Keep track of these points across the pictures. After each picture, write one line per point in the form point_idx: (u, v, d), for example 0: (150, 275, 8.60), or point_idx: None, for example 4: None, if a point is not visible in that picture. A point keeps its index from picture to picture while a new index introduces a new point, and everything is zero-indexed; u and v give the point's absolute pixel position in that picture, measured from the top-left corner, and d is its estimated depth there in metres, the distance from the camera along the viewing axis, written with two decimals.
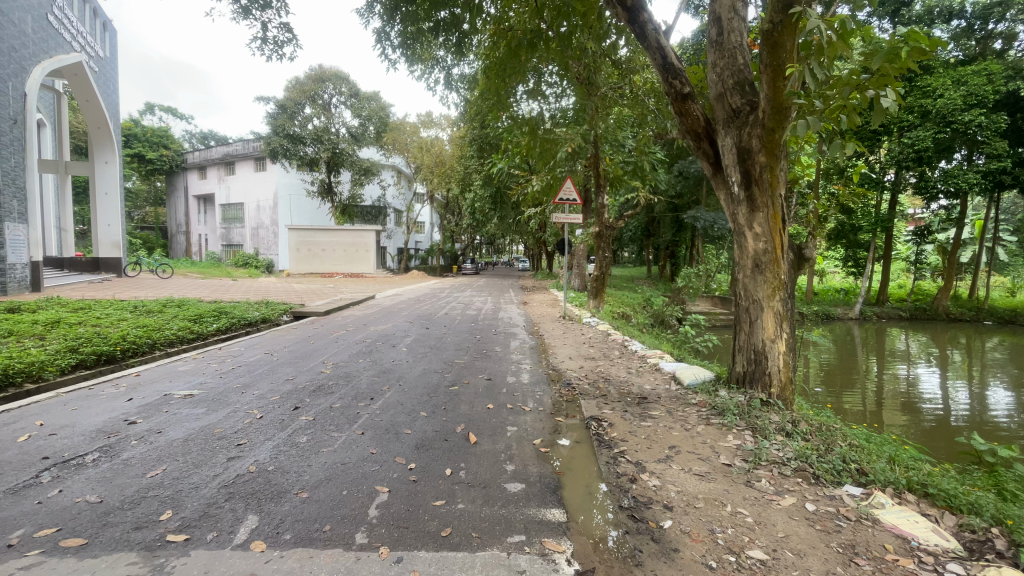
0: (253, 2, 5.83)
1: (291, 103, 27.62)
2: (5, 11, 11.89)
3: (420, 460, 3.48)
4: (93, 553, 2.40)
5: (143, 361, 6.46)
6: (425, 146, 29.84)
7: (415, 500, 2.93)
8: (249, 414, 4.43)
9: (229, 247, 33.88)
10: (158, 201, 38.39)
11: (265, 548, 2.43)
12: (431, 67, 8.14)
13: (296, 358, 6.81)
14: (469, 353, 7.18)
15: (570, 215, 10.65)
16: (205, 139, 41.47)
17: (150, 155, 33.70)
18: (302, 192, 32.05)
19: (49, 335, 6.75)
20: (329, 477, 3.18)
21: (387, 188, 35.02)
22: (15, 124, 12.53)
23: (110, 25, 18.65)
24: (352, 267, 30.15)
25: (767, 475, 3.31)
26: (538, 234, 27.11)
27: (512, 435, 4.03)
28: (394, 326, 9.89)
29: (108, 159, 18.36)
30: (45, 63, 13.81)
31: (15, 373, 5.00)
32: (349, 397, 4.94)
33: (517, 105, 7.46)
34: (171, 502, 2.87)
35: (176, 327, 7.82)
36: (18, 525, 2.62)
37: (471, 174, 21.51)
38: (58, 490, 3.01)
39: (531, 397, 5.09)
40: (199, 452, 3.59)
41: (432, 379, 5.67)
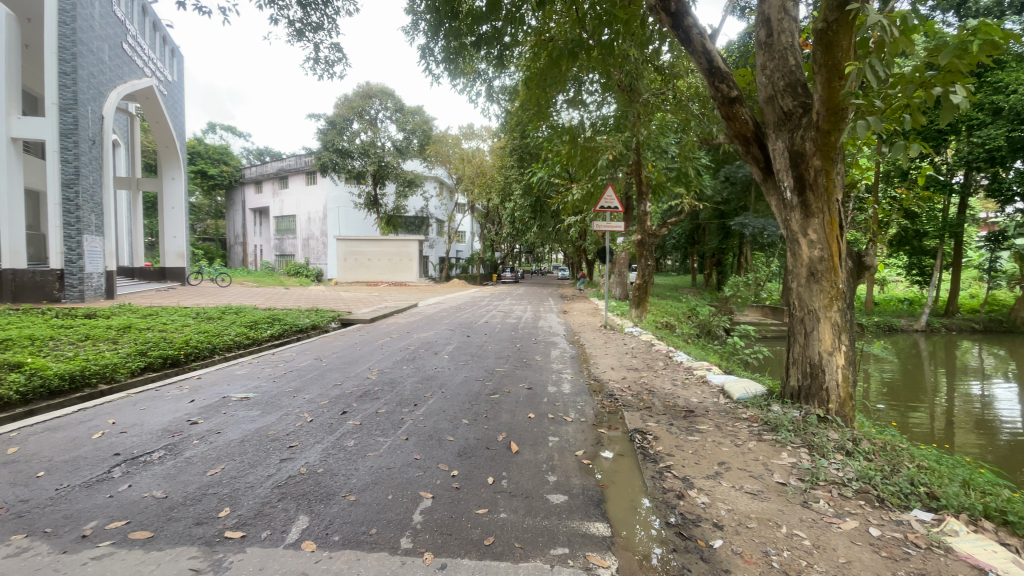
0: (306, 25, 6.16)
1: (339, 119, 28.86)
2: (85, 40, 13.02)
3: (462, 468, 3.50)
4: (159, 546, 2.54)
5: (203, 364, 6.86)
6: (467, 157, 30.35)
7: (459, 507, 2.94)
8: (300, 417, 4.61)
9: (281, 257, 35.54)
10: (218, 214, 40.89)
11: (315, 549, 2.50)
12: (473, 80, 8.32)
13: (342, 364, 7.02)
14: (510, 362, 7.17)
15: (611, 223, 10.50)
16: (261, 155, 43.73)
17: (212, 171, 35.97)
18: (349, 203, 33.25)
19: (122, 339, 7.29)
20: (375, 481, 3.26)
21: (430, 198, 35.77)
22: (94, 144, 13.58)
23: (178, 52, 20.11)
24: (396, 276, 30.96)
25: (825, 496, 3.12)
26: (579, 243, 27.00)
27: (554, 445, 3.98)
28: (436, 333, 10.04)
29: (175, 177, 19.68)
30: (120, 88, 15.01)
31: (90, 374, 5.42)
32: (393, 403, 5.05)
33: (557, 114, 7.51)
34: (229, 500, 3.02)
35: (233, 333, 8.25)
36: (91, 517, 2.82)
37: (511, 184, 21.68)
38: (127, 485, 3.23)
39: (572, 407, 5.03)
40: (254, 453, 3.76)
41: (474, 386, 5.72)
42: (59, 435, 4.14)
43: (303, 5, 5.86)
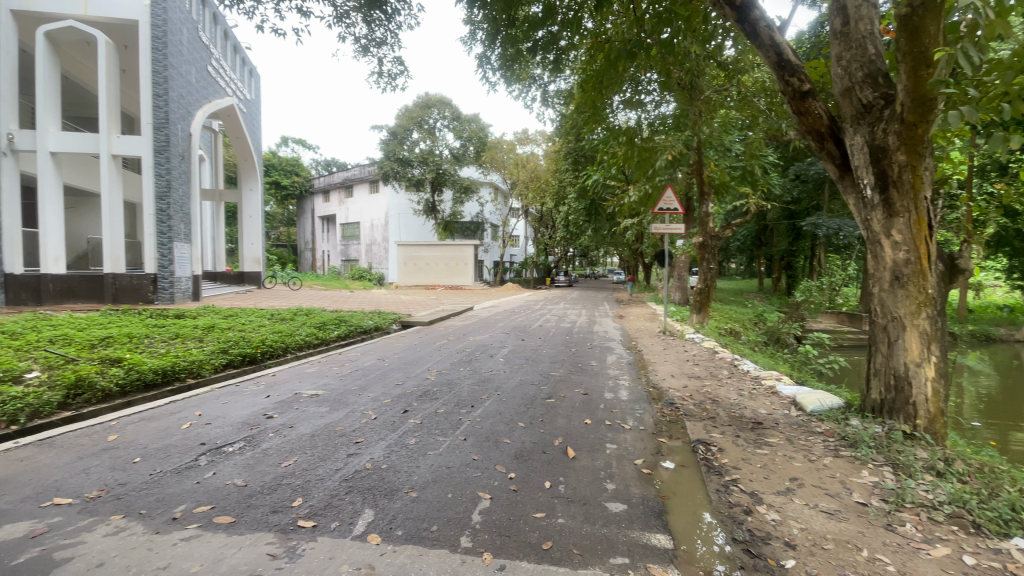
0: (371, 40, 6.47)
1: (401, 129, 30.14)
2: (176, 65, 14.30)
3: (520, 470, 3.52)
4: (240, 530, 2.74)
5: (278, 362, 7.34)
6: (521, 162, 30.56)
7: (517, 510, 2.96)
8: (365, 414, 4.83)
9: (347, 262, 37.38)
10: (290, 222, 43.63)
11: (380, 542, 2.61)
12: (528, 85, 8.40)
13: (403, 364, 7.27)
14: (566, 366, 7.12)
15: (671, 225, 10.20)
16: (328, 166, 46.13)
17: (285, 182, 38.45)
18: (409, 210, 34.38)
19: (207, 338, 7.95)
20: (436, 479, 3.34)
21: (485, 204, 36.31)
22: (183, 159, 14.89)
23: (255, 72, 21.69)
24: (453, 280, 31.66)
25: (912, 519, 2.86)
26: (636, 245, 26.44)
27: (612, 452, 3.92)
28: (492, 336, 10.17)
29: (253, 188, 21.20)
30: (205, 107, 16.39)
31: (180, 369, 5.95)
32: (451, 403, 5.17)
33: (613, 116, 7.42)
34: (302, 490, 3.21)
35: (304, 333, 8.77)
36: (181, 501, 3.09)
37: (566, 187, 21.56)
38: (212, 472, 3.51)
39: (631, 414, 4.92)
40: (323, 447, 3.97)
41: (530, 390, 5.73)
42: (154, 424, 4.58)
43: (369, 22, 6.17)
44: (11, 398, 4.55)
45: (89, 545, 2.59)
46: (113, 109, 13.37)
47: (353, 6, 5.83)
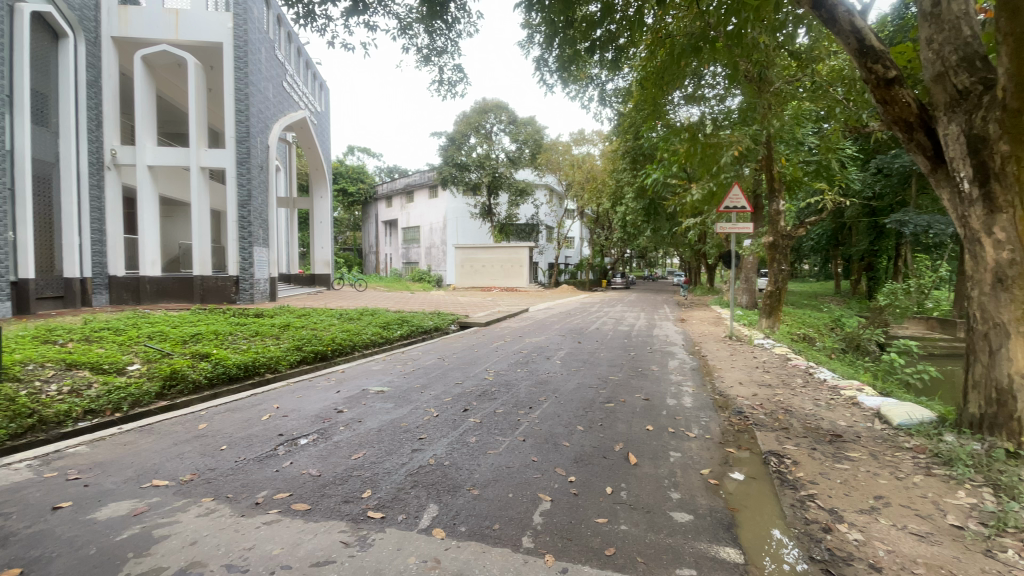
0: (432, 50, 6.68)
1: (458, 134, 30.69)
2: (256, 82, 15.45)
3: (580, 474, 3.49)
4: (315, 518, 2.92)
5: (346, 360, 7.73)
6: (577, 163, 30.36)
7: (578, 514, 2.94)
8: (427, 412, 4.98)
9: (407, 264, 38.72)
10: (355, 227, 45.81)
11: (444, 536, 2.69)
12: (586, 86, 8.35)
13: (462, 364, 7.42)
14: (625, 371, 6.98)
15: (737, 225, 9.75)
16: (390, 172, 47.99)
17: (351, 188, 40.44)
18: (466, 213, 35.04)
19: (283, 336, 8.51)
20: (496, 478, 3.39)
21: (541, 206, 36.31)
22: (261, 169, 16.05)
23: (325, 86, 23.00)
24: (508, 282, 31.88)
25: (1020, 548, 2.56)
26: (698, 246, 25.49)
27: (677, 461, 3.80)
28: (549, 338, 10.17)
29: (323, 196, 22.47)
30: (281, 120, 17.57)
31: (259, 364, 6.41)
32: (510, 404, 5.22)
33: (674, 112, 7.20)
34: (370, 483, 3.36)
35: (370, 332, 9.17)
36: (262, 487, 3.33)
37: (623, 188, 21.14)
38: (289, 462, 3.75)
39: (695, 422, 4.75)
40: (389, 442, 4.14)
41: (588, 393, 5.67)
42: (238, 415, 4.96)
43: (430, 32, 6.37)
44: (117, 387, 5.09)
45: (185, 524, 2.86)
46: (202, 125, 14.64)
47: (416, 18, 6.05)
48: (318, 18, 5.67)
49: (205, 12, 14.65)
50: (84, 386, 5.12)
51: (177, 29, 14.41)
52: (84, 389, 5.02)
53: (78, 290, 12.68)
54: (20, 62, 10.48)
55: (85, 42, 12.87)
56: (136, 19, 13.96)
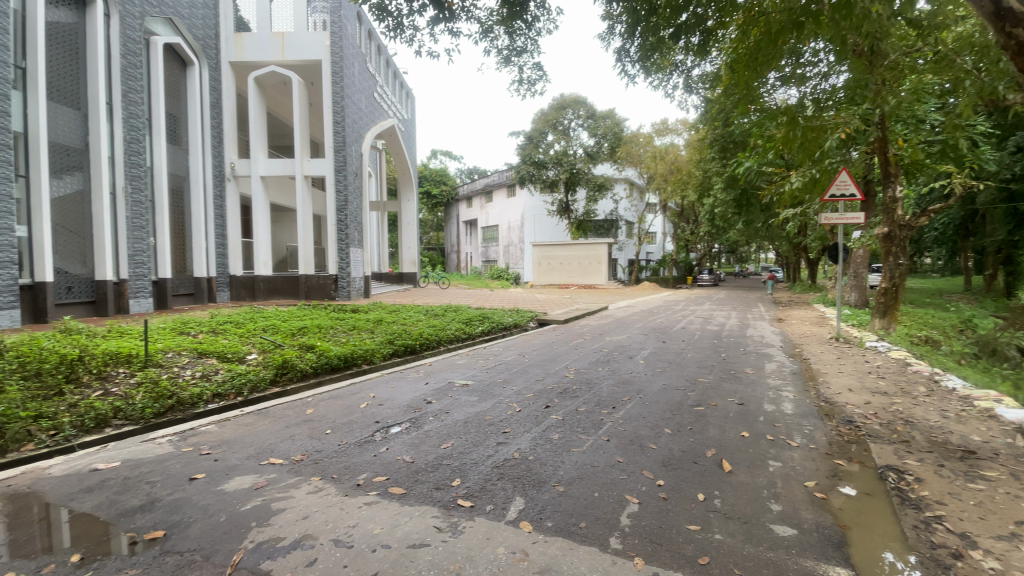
0: (512, 51, 6.77)
1: (536, 132, 30.71)
2: (350, 94, 16.56)
3: (669, 479, 3.37)
4: (410, 502, 3.10)
5: (433, 353, 8.09)
6: (660, 155, 29.23)
7: (669, 519, 2.85)
8: (510, 406, 5.07)
9: (487, 262, 39.64)
10: (438, 227, 47.73)
11: (532, 530, 2.73)
12: (670, 74, 8.01)
13: (542, 361, 7.45)
14: (715, 373, 6.60)
15: (845, 215, 8.86)
16: (471, 173, 49.26)
17: (434, 191, 42.17)
18: (543, 211, 35.07)
19: (376, 330, 9.10)
20: (581, 476, 3.38)
21: (620, 201, 35.37)
22: (356, 176, 17.20)
23: (411, 93, 24.12)
24: (586, 279, 31.42)
25: None
26: (796, 239, 23.46)
27: (776, 471, 3.54)
28: (631, 337, 9.90)
29: (410, 198, 23.61)
30: (372, 129, 18.72)
31: (357, 356, 6.91)
32: (592, 403, 5.17)
33: (769, 95, 6.68)
34: (459, 472, 3.50)
35: (454, 328, 9.53)
36: (363, 470, 3.60)
37: (710, 179, 20.02)
38: (385, 448, 4.01)
39: (796, 430, 4.40)
40: (476, 434, 4.28)
41: (675, 395, 5.45)
42: (340, 402, 5.39)
43: (511, 33, 6.46)
44: (239, 374, 5.75)
45: (297, 500, 3.16)
46: (305, 138, 15.98)
47: (497, 21, 6.16)
48: (406, 29, 5.99)
49: (306, 33, 15.95)
50: (212, 372, 5.85)
51: (283, 50, 15.83)
52: (212, 375, 5.73)
53: (205, 288, 14.34)
54: (155, 89, 12.42)
55: (208, 68, 14.66)
56: (249, 44, 15.57)
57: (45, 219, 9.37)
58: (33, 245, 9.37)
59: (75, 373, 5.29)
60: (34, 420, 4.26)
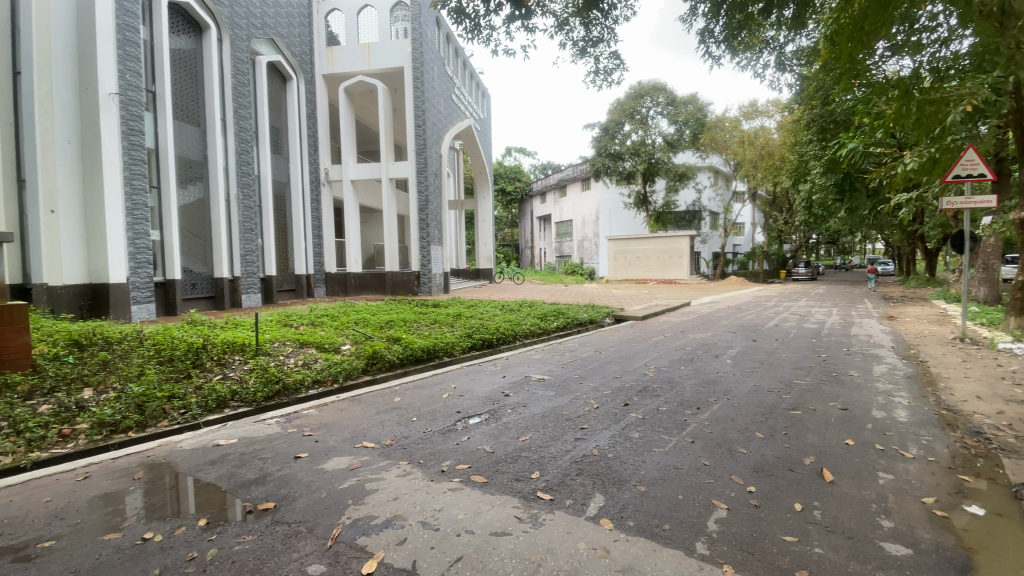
0: (588, 41, 6.65)
1: (612, 123, 29.76)
2: (430, 97, 17.17)
3: (761, 486, 3.17)
4: (492, 491, 3.19)
5: (510, 348, 8.24)
6: (748, 139, 27.79)
7: (761, 527, 2.69)
8: (588, 403, 5.03)
9: (562, 258, 39.50)
10: (512, 224, 48.31)
11: (613, 528, 2.70)
12: (758, 53, 7.46)
13: (620, 358, 7.29)
14: (813, 375, 6.08)
15: (974, 198, 7.71)
16: (545, 170, 49.09)
17: (509, 188, 42.70)
18: (620, 204, 34.16)
19: (455, 324, 9.42)
20: (664, 477, 3.28)
21: (703, 190, 33.49)
22: (436, 176, 17.84)
23: (487, 93, 24.61)
24: (666, 274, 30.19)
25: None
26: (910, 226, 20.91)
27: (887, 484, 3.20)
28: (716, 335, 9.39)
29: (486, 196, 24.02)
30: (450, 130, 19.32)
31: (438, 348, 7.22)
32: (675, 403, 4.98)
33: (876, 68, 5.98)
34: (538, 465, 3.54)
35: (529, 323, 9.61)
36: (446, 457, 3.76)
37: (805, 164, 18.40)
38: (466, 437, 4.15)
39: (911, 440, 3.95)
40: (554, 428, 4.30)
41: (767, 398, 5.10)
42: (424, 392, 5.66)
43: (586, 23, 6.34)
44: (334, 363, 6.23)
45: (388, 482, 3.37)
46: (389, 142, 16.84)
47: (572, 12, 6.08)
48: (483, 29, 6.10)
49: (391, 41, 16.77)
50: (312, 361, 6.41)
51: (369, 59, 16.78)
52: (311, 364, 6.26)
53: (305, 284, 15.63)
54: (261, 104, 13.73)
55: (305, 82, 15.92)
56: (340, 57, 16.72)
57: (172, 224, 10.72)
58: (164, 247, 10.77)
59: (200, 359, 6.03)
60: (169, 399, 4.92)
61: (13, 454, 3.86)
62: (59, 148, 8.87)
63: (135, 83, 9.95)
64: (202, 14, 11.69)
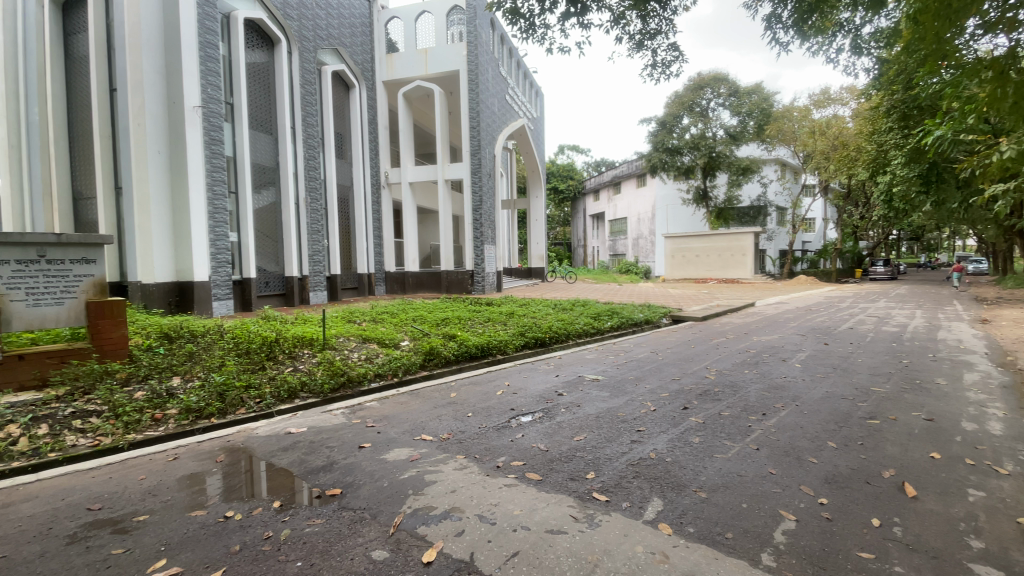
0: (645, 34, 6.49)
1: (670, 117, 28.81)
2: (484, 98, 17.35)
3: (834, 498, 2.98)
4: (547, 488, 3.21)
5: (563, 347, 8.21)
6: (819, 129, 26.10)
7: (834, 541, 2.54)
8: (644, 405, 4.93)
9: (616, 256, 38.83)
10: (565, 222, 48.09)
11: (672, 533, 2.64)
12: (831, 37, 6.98)
13: (678, 360, 7.07)
14: (893, 382, 5.62)
15: None
16: (599, 167, 48.27)
17: (562, 186, 42.54)
18: (678, 200, 33.07)
19: (508, 322, 9.51)
20: (726, 484, 3.16)
21: (769, 184, 31.69)
22: (489, 176, 18.02)
23: (540, 92, 24.61)
24: (727, 272, 28.88)
25: None
26: (1011, 220, 18.80)
27: (980, 502, 2.91)
28: (782, 338, 8.89)
29: (538, 195, 23.98)
30: (503, 130, 19.45)
31: (492, 346, 7.31)
32: (738, 408, 4.77)
33: (967, 48, 5.42)
34: (593, 465, 3.52)
35: (583, 322, 9.53)
36: (501, 453, 3.81)
37: (883, 154, 17.05)
38: (520, 435, 4.19)
39: (1011, 456, 3.56)
40: (609, 429, 4.25)
41: (840, 405, 4.77)
42: (479, 388, 5.76)
43: (643, 16, 6.19)
44: (394, 358, 6.47)
45: (445, 474, 3.47)
46: (445, 144, 17.20)
47: (629, 6, 5.95)
48: (538, 28, 6.11)
49: (446, 45, 17.12)
50: (374, 356, 6.69)
51: (426, 64, 17.19)
52: (373, 359, 6.53)
53: (366, 283, 16.29)
54: (326, 112, 14.45)
55: (366, 89, 16.57)
56: (399, 63, 17.28)
57: (249, 226, 11.49)
58: (242, 249, 11.56)
59: (273, 352, 6.46)
60: (246, 389, 5.31)
61: (115, 435, 4.31)
62: (151, 157, 9.81)
63: (215, 96, 10.76)
64: (274, 29, 12.46)
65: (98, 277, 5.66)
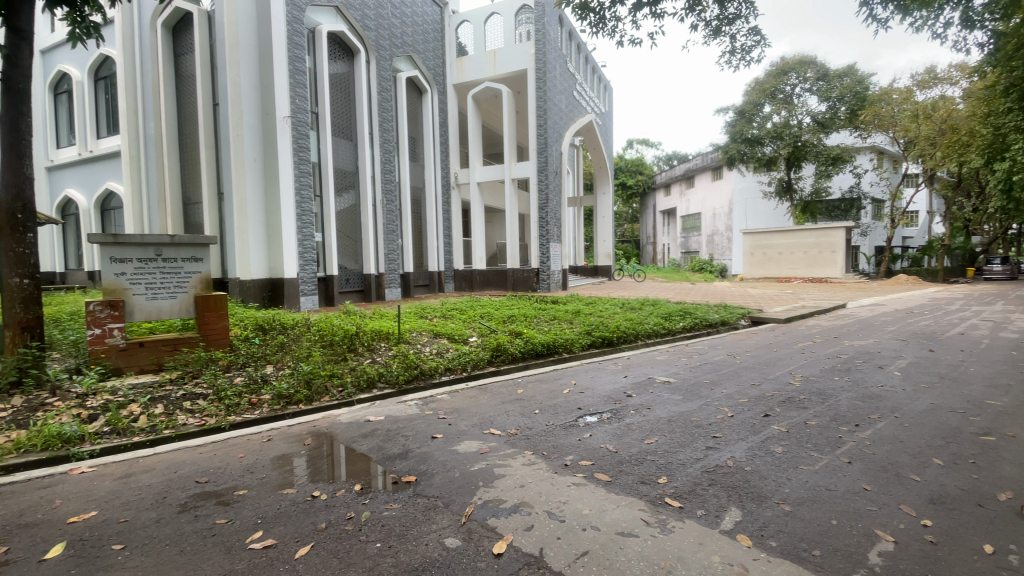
0: (722, 20, 6.18)
1: (749, 106, 27.17)
2: (551, 96, 17.28)
3: (940, 520, 2.69)
4: (617, 490, 3.17)
5: (632, 347, 8.03)
6: (924, 112, 23.07)
7: (940, 568, 2.29)
8: (720, 410, 4.71)
9: (689, 253, 37.28)
10: (633, 219, 46.91)
11: (751, 545, 2.51)
12: (939, 10, 6.25)
13: (758, 364, 6.67)
14: (1014, 395, 4.95)
15: None
16: (669, 161, 46.52)
17: (630, 181, 41.47)
18: (758, 194, 31.11)
19: (575, 321, 9.46)
20: (812, 498, 2.95)
21: (864, 175, 28.92)
22: (556, 174, 17.95)
23: (608, 86, 24.16)
24: (815, 272, 26.72)
25: None
26: None
27: None
28: (878, 342, 8.10)
29: (605, 192, 23.51)
30: (570, 126, 19.28)
31: (558, 344, 7.30)
32: (827, 417, 4.42)
33: None
34: (665, 470, 3.42)
35: (653, 322, 9.26)
36: (569, 452, 3.81)
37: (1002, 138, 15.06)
38: (588, 434, 4.16)
39: None
40: (682, 434, 4.10)
41: (948, 419, 4.28)
42: (546, 386, 5.78)
43: (721, 1, 5.90)
44: (464, 354, 6.64)
45: (514, 469, 3.53)
46: (514, 143, 17.35)
47: None
48: (609, 21, 6.01)
49: (515, 45, 17.25)
50: (444, 350, 6.92)
51: (495, 65, 17.41)
52: (443, 353, 6.76)
53: (436, 281, 16.82)
54: (401, 116, 15.10)
55: (437, 93, 17.10)
56: (469, 67, 17.66)
57: (332, 227, 12.23)
58: (325, 248, 12.34)
59: (354, 345, 6.86)
60: (330, 377, 5.70)
61: (218, 416, 4.80)
62: (247, 165, 10.81)
63: (303, 106, 11.56)
64: (353, 40, 13.19)
65: (204, 274, 6.31)
